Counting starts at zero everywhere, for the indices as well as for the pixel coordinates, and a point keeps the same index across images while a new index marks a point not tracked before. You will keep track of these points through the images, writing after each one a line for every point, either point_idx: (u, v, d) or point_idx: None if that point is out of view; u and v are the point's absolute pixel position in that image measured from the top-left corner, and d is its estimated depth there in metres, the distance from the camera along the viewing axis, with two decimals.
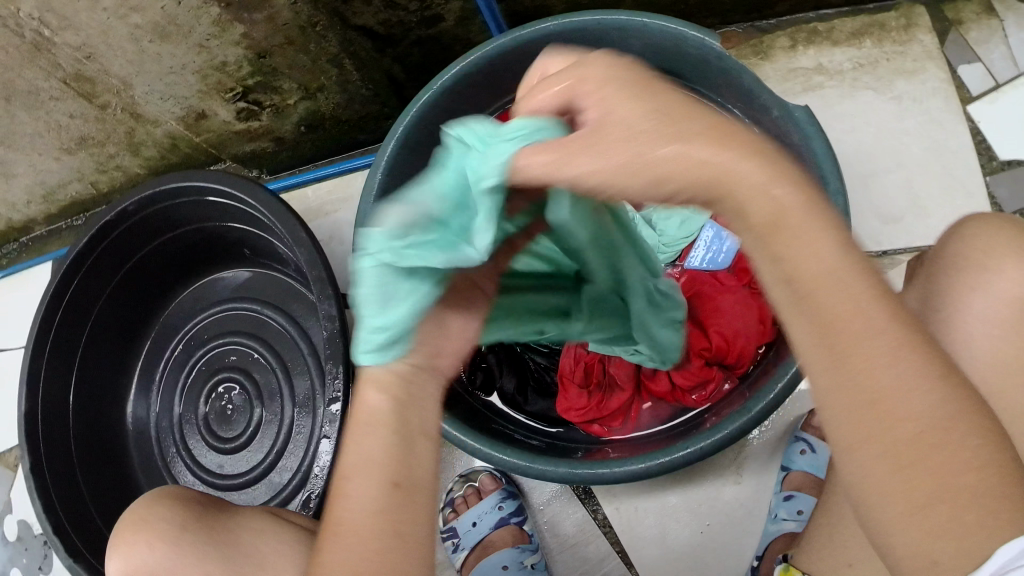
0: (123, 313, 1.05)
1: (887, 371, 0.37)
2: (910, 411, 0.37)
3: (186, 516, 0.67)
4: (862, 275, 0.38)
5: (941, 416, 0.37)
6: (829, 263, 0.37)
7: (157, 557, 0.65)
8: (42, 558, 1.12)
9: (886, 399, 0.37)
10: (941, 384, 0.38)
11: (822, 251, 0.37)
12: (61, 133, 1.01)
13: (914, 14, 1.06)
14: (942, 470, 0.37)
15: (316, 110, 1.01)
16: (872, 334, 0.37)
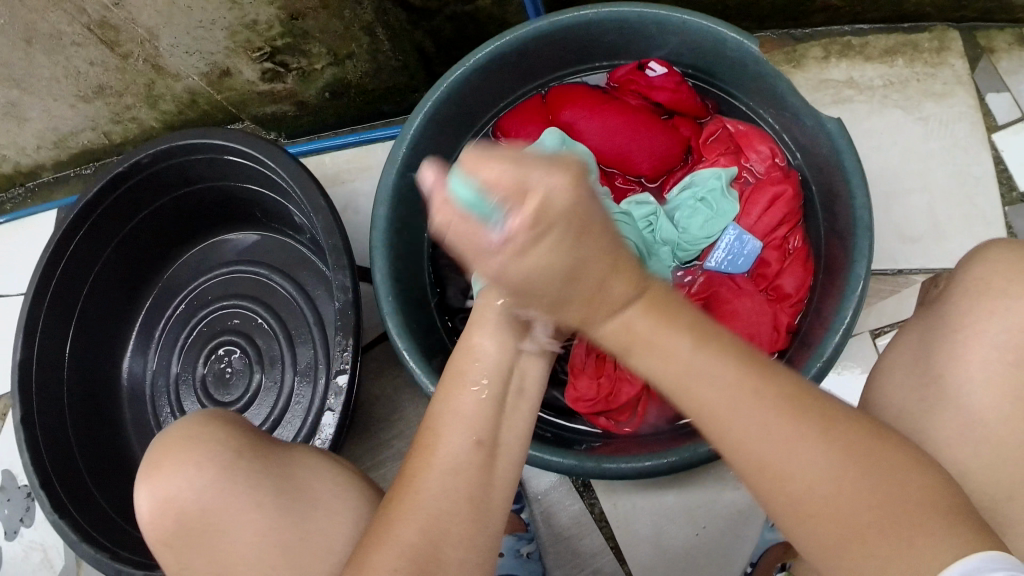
0: (127, 267, 1.04)
1: (765, 446, 0.43)
2: (804, 470, 0.42)
3: (240, 445, 0.62)
4: (722, 368, 0.44)
5: (831, 472, 0.42)
6: (686, 370, 0.45)
7: (203, 486, 0.59)
8: (24, 510, 1.11)
9: (776, 465, 0.43)
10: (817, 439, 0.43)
11: (676, 361, 0.45)
12: (80, 80, 0.99)
13: (947, 38, 1.05)
14: (844, 506, 0.42)
15: (343, 77, 0.99)
16: (740, 419, 0.43)
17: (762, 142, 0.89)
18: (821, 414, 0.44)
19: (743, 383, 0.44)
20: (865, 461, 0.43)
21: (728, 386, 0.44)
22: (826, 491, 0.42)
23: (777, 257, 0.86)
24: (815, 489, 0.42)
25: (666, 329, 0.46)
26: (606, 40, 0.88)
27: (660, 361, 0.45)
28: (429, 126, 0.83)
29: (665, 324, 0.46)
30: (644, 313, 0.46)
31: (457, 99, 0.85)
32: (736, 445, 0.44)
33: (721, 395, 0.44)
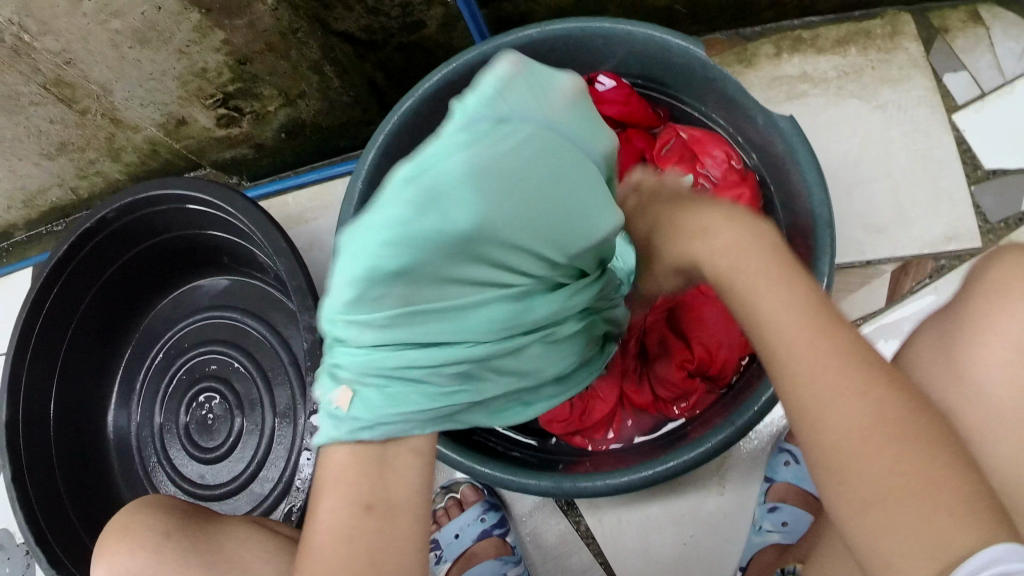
0: (102, 321, 1.04)
1: (817, 383, 0.42)
2: (847, 416, 0.41)
3: (171, 526, 0.65)
4: (805, 297, 0.45)
5: (871, 422, 0.41)
6: (772, 293, 0.45)
7: (142, 564, 0.63)
8: (24, 568, 1.11)
9: (823, 402, 0.42)
10: (858, 390, 0.41)
11: (769, 289, 0.46)
12: (41, 139, 1.00)
13: (900, 22, 1.06)
14: (886, 460, 0.40)
15: (297, 117, 0.99)
16: (811, 352, 0.43)
17: (716, 146, 0.88)
18: (874, 368, 0.43)
19: (812, 330, 0.43)
20: (908, 428, 0.41)
21: (799, 326, 0.44)
22: (869, 451, 0.40)
23: None
24: (851, 430, 0.41)
25: (769, 276, 0.46)
26: (553, 58, 0.88)
27: (752, 309, 0.46)
28: (383, 161, 0.83)
29: (775, 267, 0.47)
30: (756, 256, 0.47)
31: (409, 130, 0.85)
32: (786, 365, 0.43)
33: (791, 324, 0.44)
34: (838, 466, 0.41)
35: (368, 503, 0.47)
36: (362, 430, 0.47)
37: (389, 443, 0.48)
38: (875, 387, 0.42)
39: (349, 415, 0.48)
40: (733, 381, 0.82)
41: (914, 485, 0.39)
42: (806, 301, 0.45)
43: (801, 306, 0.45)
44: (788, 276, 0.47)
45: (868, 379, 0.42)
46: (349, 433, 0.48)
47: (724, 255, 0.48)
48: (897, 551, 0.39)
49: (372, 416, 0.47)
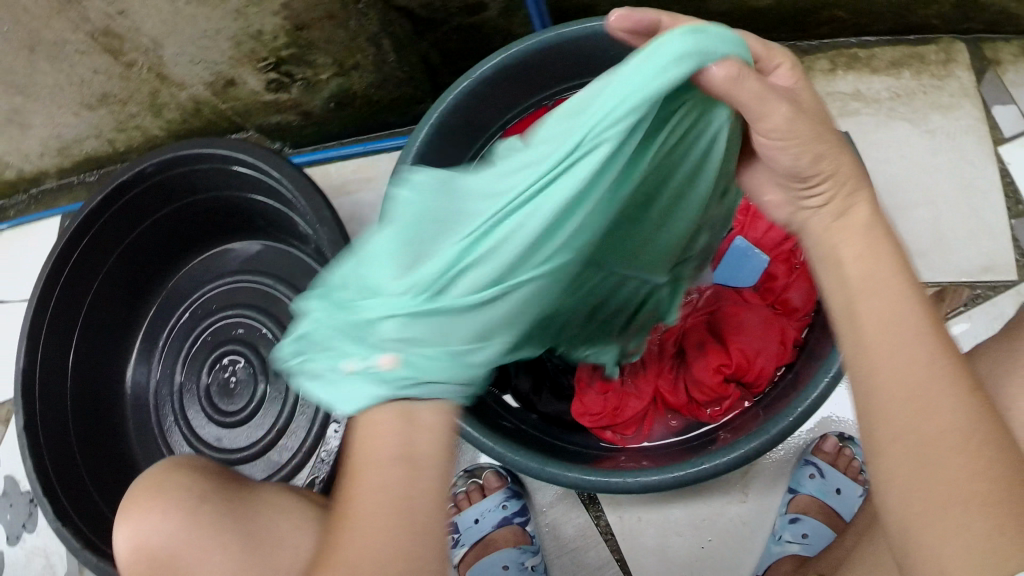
0: (129, 276, 1.03)
1: (913, 378, 0.45)
2: (940, 422, 0.43)
3: (205, 488, 0.63)
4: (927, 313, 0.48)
5: (963, 436, 0.42)
6: (888, 295, 0.49)
7: (171, 528, 0.61)
8: (25, 516, 1.10)
9: (919, 399, 0.44)
10: (959, 394, 0.44)
11: (886, 299, 0.49)
12: (84, 88, 0.99)
13: (954, 50, 1.05)
14: (962, 466, 0.42)
15: (348, 87, 0.98)
16: (914, 348, 0.46)
17: None
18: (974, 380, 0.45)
19: (934, 350, 0.46)
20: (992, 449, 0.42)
21: (913, 345, 0.47)
22: (950, 455, 0.42)
23: (784, 271, 0.86)
24: (942, 428, 0.43)
25: (908, 304, 0.48)
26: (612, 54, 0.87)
27: (876, 316, 0.48)
28: (435, 139, 0.83)
29: (895, 285, 0.49)
30: (895, 273, 0.50)
31: (461, 112, 0.84)
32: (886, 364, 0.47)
33: (906, 324, 0.48)
34: (919, 465, 0.43)
35: (406, 459, 0.45)
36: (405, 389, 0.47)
37: (417, 404, 0.47)
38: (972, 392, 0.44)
39: (381, 385, 0.47)
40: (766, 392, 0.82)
41: (988, 492, 0.40)
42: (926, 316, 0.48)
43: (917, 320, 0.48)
44: (931, 315, 0.49)
45: (969, 402, 0.44)
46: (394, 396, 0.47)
47: (853, 261, 0.51)
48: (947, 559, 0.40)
49: (413, 360, 0.48)
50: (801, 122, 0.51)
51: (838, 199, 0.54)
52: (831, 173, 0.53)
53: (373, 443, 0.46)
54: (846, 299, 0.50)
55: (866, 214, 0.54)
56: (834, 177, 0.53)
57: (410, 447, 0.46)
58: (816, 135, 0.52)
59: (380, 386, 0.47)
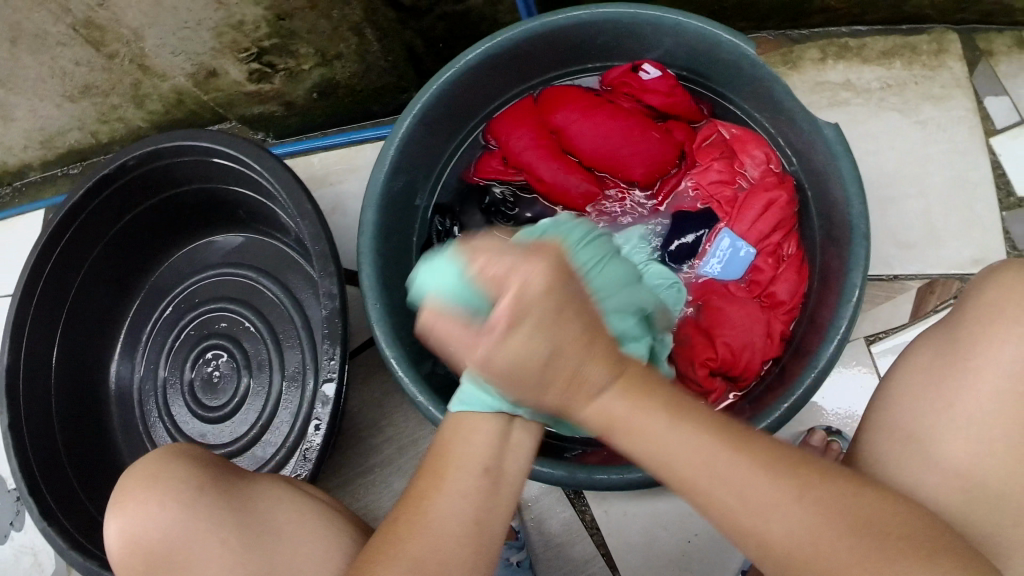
0: (113, 270, 1.02)
1: (745, 509, 0.44)
2: (781, 531, 0.45)
3: (203, 479, 0.62)
4: (680, 421, 0.46)
5: (805, 524, 0.44)
6: (661, 426, 0.46)
7: (170, 519, 0.60)
8: (14, 514, 1.09)
9: (759, 525, 0.45)
10: (791, 500, 0.45)
11: (654, 428, 0.46)
12: (65, 80, 0.98)
13: (946, 41, 1.04)
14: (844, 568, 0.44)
15: (331, 77, 0.97)
16: (726, 470, 0.45)
17: (756, 147, 0.87)
18: (783, 464, 0.46)
19: (703, 449, 0.45)
20: (831, 508, 0.45)
21: (700, 457, 0.45)
22: (808, 545, 0.44)
23: (770, 264, 0.84)
24: (797, 542, 0.44)
25: (660, 415, 0.46)
26: (597, 40, 0.86)
27: (639, 447, 0.46)
28: (417, 129, 0.81)
29: (646, 403, 0.46)
30: (624, 397, 0.46)
31: (443, 103, 0.83)
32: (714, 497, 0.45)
33: (697, 446, 0.45)
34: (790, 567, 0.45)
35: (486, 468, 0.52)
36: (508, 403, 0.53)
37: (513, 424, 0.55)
38: (801, 483, 0.45)
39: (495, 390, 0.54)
40: (753, 386, 0.82)
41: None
42: (693, 428, 0.46)
43: (694, 435, 0.46)
44: (668, 401, 0.47)
45: (800, 497, 0.45)
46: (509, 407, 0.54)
47: (608, 398, 0.46)
48: None
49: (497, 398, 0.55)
50: (536, 343, 0.44)
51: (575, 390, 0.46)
52: (557, 381, 0.45)
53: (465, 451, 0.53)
54: (608, 421, 0.47)
55: (620, 402, 0.46)
56: (575, 380, 0.46)
57: (495, 463, 0.53)
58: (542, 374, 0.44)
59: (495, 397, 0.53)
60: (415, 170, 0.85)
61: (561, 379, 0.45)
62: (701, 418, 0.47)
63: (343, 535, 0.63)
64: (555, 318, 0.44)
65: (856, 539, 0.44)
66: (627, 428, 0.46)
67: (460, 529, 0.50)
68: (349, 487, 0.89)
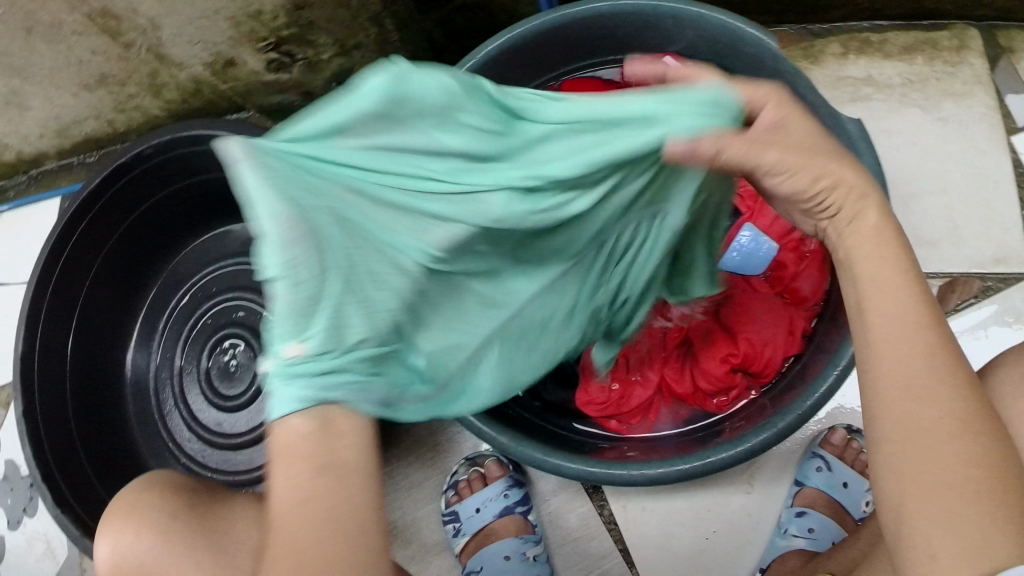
0: (129, 258, 1.02)
1: (917, 370, 0.44)
2: (930, 414, 0.43)
3: (177, 505, 0.62)
4: (915, 286, 0.47)
5: (954, 422, 0.42)
6: (887, 271, 0.48)
7: (148, 547, 0.60)
8: (27, 500, 1.09)
9: (914, 397, 0.43)
10: (953, 395, 0.43)
11: (880, 260, 0.48)
12: (81, 69, 0.97)
13: (967, 37, 1.03)
14: (965, 467, 0.41)
15: (349, 67, 0.97)
16: (917, 328, 0.45)
17: None
18: (968, 376, 0.44)
19: (923, 313, 0.46)
20: (980, 440, 0.42)
21: (912, 306, 0.46)
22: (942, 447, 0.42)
23: (793, 259, 0.84)
24: (936, 427, 0.42)
25: (898, 267, 0.48)
26: (619, 33, 0.86)
27: (872, 277, 0.48)
28: None
29: (889, 246, 0.49)
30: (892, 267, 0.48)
31: None
32: (893, 348, 0.45)
33: (906, 299, 0.46)
34: (912, 445, 0.43)
35: (326, 469, 0.40)
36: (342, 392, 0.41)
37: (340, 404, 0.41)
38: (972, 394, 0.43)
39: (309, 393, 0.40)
40: (773, 383, 0.80)
41: (973, 485, 0.41)
42: (916, 289, 0.47)
43: (914, 291, 0.47)
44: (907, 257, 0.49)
45: (964, 398, 0.43)
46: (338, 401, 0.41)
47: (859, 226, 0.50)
48: (934, 546, 0.40)
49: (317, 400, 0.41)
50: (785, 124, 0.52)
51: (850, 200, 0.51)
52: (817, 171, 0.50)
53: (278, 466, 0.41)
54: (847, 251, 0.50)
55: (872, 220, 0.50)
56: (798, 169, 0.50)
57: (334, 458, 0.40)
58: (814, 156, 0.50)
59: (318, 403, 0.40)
60: None
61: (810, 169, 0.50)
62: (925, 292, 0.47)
63: None
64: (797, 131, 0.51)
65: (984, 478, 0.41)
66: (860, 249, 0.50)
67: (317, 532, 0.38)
68: None
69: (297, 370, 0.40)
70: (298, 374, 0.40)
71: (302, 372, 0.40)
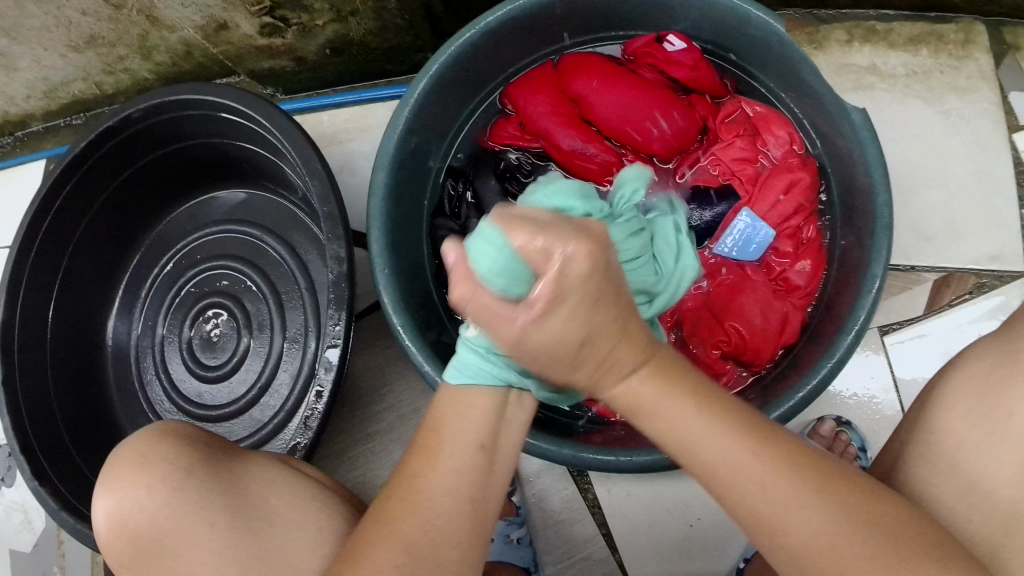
0: (114, 224, 0.99)
1: (761, 494, 0.43)
2: (799, 530, 0.43)
3: (194, 460, 0.60)
4: (725, 423, 0.45)
5: (825, 527, 0.43)
6: (692, 421, 0.45)
7: (154, 506, 0.58)
8: (5, 471, 1.07)
9: (775, 519, 0.43)
10: (810, 497, 0.43)
11: (682, 411, 0.45)
12: (70, 30, 0.95)
13: (973, 31, 1.02)
14: (853, 559, 0.42)
15: (345, 34, 0.95)
16: (731, 449, 0.44)
17: (781, 126, 0.85)
18: (806, 464, 0.45)
19: (741, 440, 0.44)
20: (803, 468, 0.44)
21: (728, 445, 0.44)
22: (773, 489, 0.43)
23: (790, 247, 0.83)
24: (814, 532, 0.43)
25: (690, 408, 0.45)
26: (623, 9, 0.84)
27: (667, 426, 0.45)
28: (434, 90, 0.79)
29: (668, 387, 0.46)
30: (649, 383, 0.46)
31: (461, 65, 0.80)
32: (729, 482, 0.44)
33: (713, 433, 0.45)
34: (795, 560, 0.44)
35: (482, 444, 0.51)
36: (514, 374, 0.52)
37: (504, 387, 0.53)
38: (822, 483, 0.44)
39: (499, 362, 0.52)
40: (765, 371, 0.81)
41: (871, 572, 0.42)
42: (728, 425, 0.45)
43: (728, 429, 0.45)
44: (698, 390, 0.46)
45: (820, 496, 0.43)
46: (507, 380, 0.52)
47: (638, 381, 0.46)
48: None
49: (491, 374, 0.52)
50: (575, 322, 0.42)
51: (598, 376, 0.45)
52: (584, 366, 0.44)
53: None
54: (623, 406, 0.47)
55: (645, 382, 0.46)
56: (591, 356, 0.44)
57: (490, 438, 0.51)
58: (567, 362, 0.44)
59: (501, 371, 0.52)
60: (430, 132, 0.83)
61: (591, 359, 0.44)
62: (737, 418, 0.46)
63: (338, 518, 0.63)
64: (591, 303, 0.42)
65: (823, 499, 0.43)
66: (669, 422, 0.45)
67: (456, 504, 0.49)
68: (349, 454, 0.90)
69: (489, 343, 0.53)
70: (485, 354, 0.52)
71: (484, 352, 0.53)
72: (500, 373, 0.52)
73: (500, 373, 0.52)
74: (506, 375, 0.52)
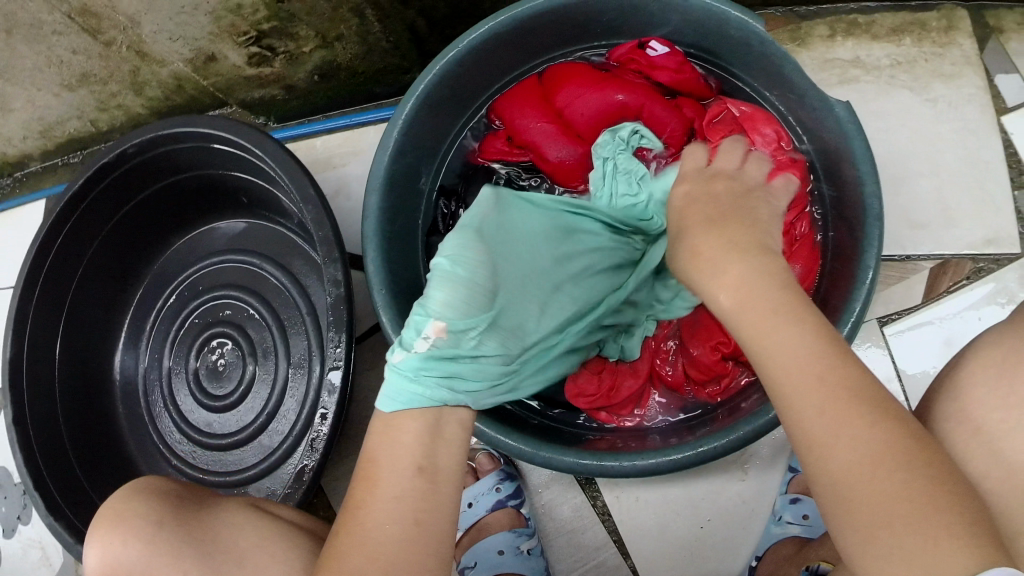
0: (116, 259, 1.01)
1: (817, 407, 0.43)
2: (844, 448, 0.41)
3: (165, 513, 0.62)
4: (807, 337, 0.46)
5: (875, 448, 0.41)
6: (773, 323, 0.47)
7: (132, 557, 0.61)
8: (21, 509, 1.08)
9: (821, 435, 0.42)
10: (865, 419, 0.42)
11: (767, 316, 0.47)
12: (63, 70, 0.96)
13: (955, 17, 1.02)
14: (901, 483, 0.40)
15: (332, 59, 0.96)
16: (800, 356, 0.45)
17: (769, 124, 0.85)
18: (877, 396, 0.43)
19: (810, 354, 0.45)
20: (868, 395, 0.43)
21: (798, 353, 0.45)
22: (822, 407, 0.43)
23: (786, 243, 0.82)
24: (858, 453, 0.41)
25: (772, 313, 0.47)
26: (605, 19, 0.85)
27: (752, 335, 0.47)
28: (421, 109, 0.80)
29: (769, 298, 0.48)
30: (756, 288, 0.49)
31: (448, 83, 0.81)
32: (787, 391, 0.44)
33: (790, 339, 0.46)
34: (835, 483, 0.42)
35: (421, 467, 0.51)
36: (445, 394, 0.55)
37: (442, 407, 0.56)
38: (887, 416, 0.42)
39: (431, 385, 0.55)
40: None
41: (913, 503, 0.39)
42: (807, 340, 0.45)
43: (805, 342, 0.45)
44: (793, 306, 0.48)
45: (879, 420, 0.42)
46: (439, 401, 0.55)
47: (728, 295, 0.50)
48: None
49: (424, 399, 0.55)
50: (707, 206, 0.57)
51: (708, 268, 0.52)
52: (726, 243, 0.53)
53: (391, 451, 0.53)
54: (727, 310, 0.50)
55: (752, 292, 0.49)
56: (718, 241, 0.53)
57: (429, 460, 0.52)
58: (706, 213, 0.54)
59: (434, 394, 0.55)
60: (420, 151, 0.84)
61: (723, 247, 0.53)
62: (821, 338, 0.46)
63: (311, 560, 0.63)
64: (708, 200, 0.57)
65: (882, 422, 0.42)
66: (751, 323, 0.48)
67: (401, 530, 0.49)
68: None
69: (423, 365, 0.55)
70: (418, 376, 0.55)
71: (417, 375, 0.55)
72: (435, 395, 0.55)
73: (433, 394, 0.55)
74: (438, 397, 0.55)
